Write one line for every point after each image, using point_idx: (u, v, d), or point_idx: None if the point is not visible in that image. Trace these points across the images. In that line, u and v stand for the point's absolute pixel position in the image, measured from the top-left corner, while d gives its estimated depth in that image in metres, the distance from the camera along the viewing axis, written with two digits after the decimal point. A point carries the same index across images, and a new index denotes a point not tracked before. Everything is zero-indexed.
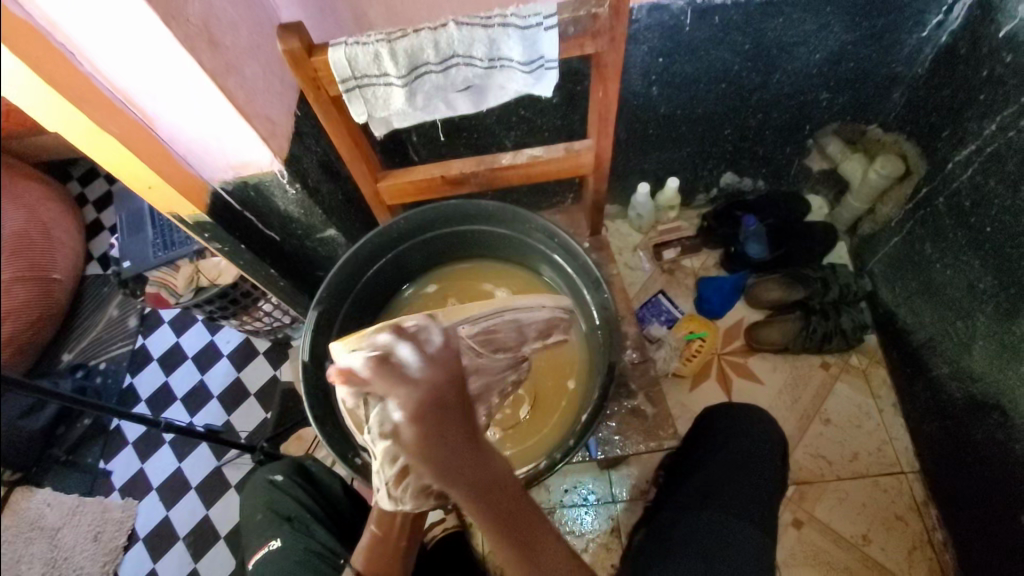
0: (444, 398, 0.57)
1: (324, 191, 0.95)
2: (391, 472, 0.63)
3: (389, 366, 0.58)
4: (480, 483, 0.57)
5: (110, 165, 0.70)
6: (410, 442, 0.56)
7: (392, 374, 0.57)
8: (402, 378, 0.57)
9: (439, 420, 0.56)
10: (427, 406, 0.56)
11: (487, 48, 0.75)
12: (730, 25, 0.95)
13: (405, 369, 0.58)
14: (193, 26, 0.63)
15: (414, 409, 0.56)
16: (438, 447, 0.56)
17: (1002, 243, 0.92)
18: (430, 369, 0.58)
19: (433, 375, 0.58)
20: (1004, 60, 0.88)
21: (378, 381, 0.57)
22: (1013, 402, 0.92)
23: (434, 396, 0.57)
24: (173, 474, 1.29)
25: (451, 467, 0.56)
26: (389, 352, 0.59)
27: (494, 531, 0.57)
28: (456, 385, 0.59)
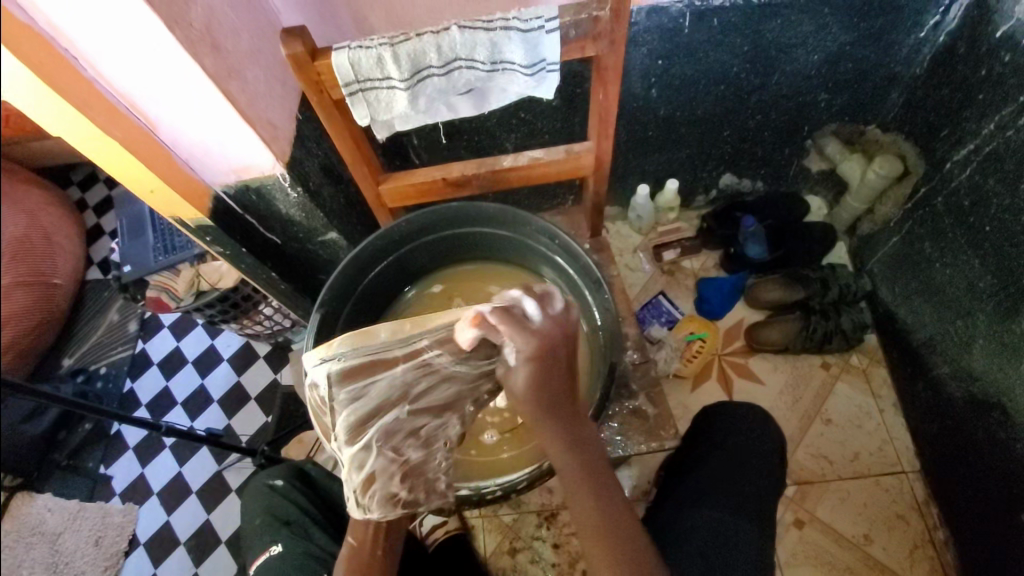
0: (558, 349, 0.60)
1: (325, 195, 0.96)
2: (357, 479, 0.67)
3: (513, 315, 0.59)
4: (577, 433, 0.62)
5: (113, 169, 0.70)
6: (524, 386, 0.60)
7: (515, 322, 0.58)
8: (524, 327, 0.58)
9: (550, 368, 0.59)
10: (542, 356, 0.58)
11: (489, 51, 0.75)
12: (729, 27, 0.95)
13: (527, 320, 0.59)
14: (196, 31, 0.63)
15: (534, 353, 0.58)
16: (543, 390, 0.60)
17: (1001, 242, 0.92)
18: (549, 324, 0.60)
19: (552, 328, 0.60)
20: (1002, 60, 0.88)
21: (502, 328, 0.59)
22: (1013, 400, 0.92)
23: (552, 346, 0.59)
24: (174, 478, 1.29)
25: (553, 408, 0.61)
26: (513, 304, 0.60)
27: (582, 483, 0.62)
28: (567, 346, 0.61)
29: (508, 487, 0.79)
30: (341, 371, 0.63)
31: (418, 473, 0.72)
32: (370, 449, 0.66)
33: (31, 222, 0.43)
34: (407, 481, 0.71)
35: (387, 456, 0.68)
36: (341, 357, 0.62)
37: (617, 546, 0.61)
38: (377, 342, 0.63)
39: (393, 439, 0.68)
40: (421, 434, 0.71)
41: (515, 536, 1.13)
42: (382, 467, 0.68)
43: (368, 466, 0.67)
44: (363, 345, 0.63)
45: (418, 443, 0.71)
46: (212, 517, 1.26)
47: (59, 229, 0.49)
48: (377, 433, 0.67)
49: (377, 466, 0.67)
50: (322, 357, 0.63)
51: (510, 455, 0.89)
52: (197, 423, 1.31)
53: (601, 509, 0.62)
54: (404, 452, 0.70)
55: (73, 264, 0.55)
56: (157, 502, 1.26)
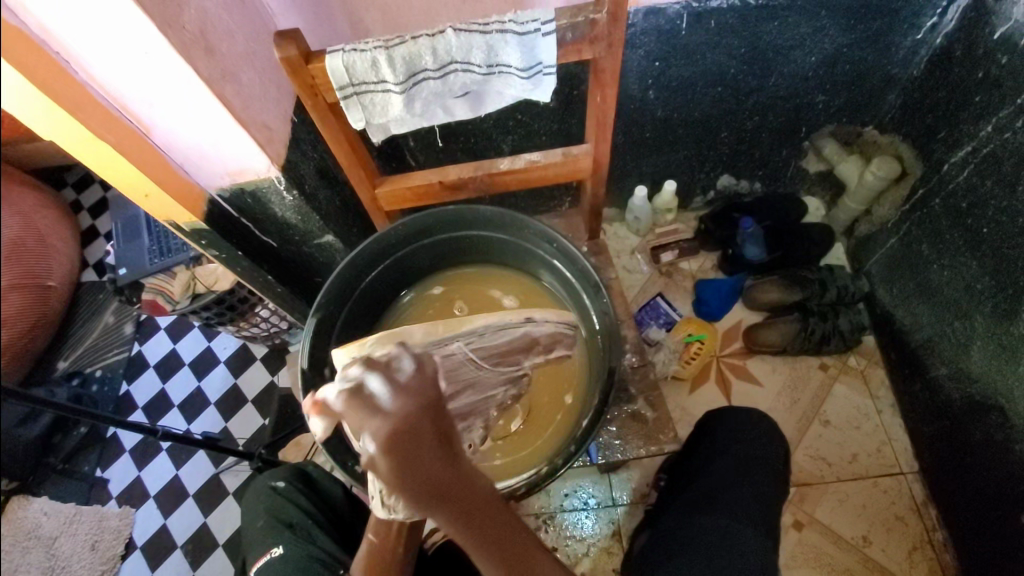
0: (420, 425, 0.52)
1: (321, 197, 0.95)
2: (389, 480, 0.60)
3: (359, 399, 0.52)
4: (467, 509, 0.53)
5: (106, 174, 0.69)
6: (388, 480, 0.52)
7: (361, 407, 0.52)
8: (373, 411, 0.51)
9: (417, 448, 0.51)
10: (402, 438, 0.51)
11: (485, 54, 0.75)
12: (726, 29, 0.95)
13: (374, 400, 0.52)
14: (189, 34, 0.63)
15: (387, 441, 0.51)
16: (418, 476, 0.51)
17: (999, 244, 0.92)
18: (403, 399, 0.52)
19: (405, 404, 0.52)
20: (999, 61, 0.88)
21: (352, 416, 0.52)
22: (1012, 402, 0.92)
23: (409, 424, 0.52)
24: (169, 481, 1.26)
25: (436, 493, 0.52)
26: (358, 383, 0.53)
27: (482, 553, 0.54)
28: (433, 411, 0.53)
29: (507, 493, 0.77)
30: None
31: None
32: None
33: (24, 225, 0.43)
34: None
35: None
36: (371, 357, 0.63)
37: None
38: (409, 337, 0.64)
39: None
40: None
41: None
42: None
43: None
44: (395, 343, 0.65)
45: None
46: (211, 519, 1.31)
47: (59, 229, 0.48)
48: None
49: None
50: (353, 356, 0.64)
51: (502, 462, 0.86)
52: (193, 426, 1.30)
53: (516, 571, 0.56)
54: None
55: (72, 266, 0.54)
56: (154, 506, 1.24)
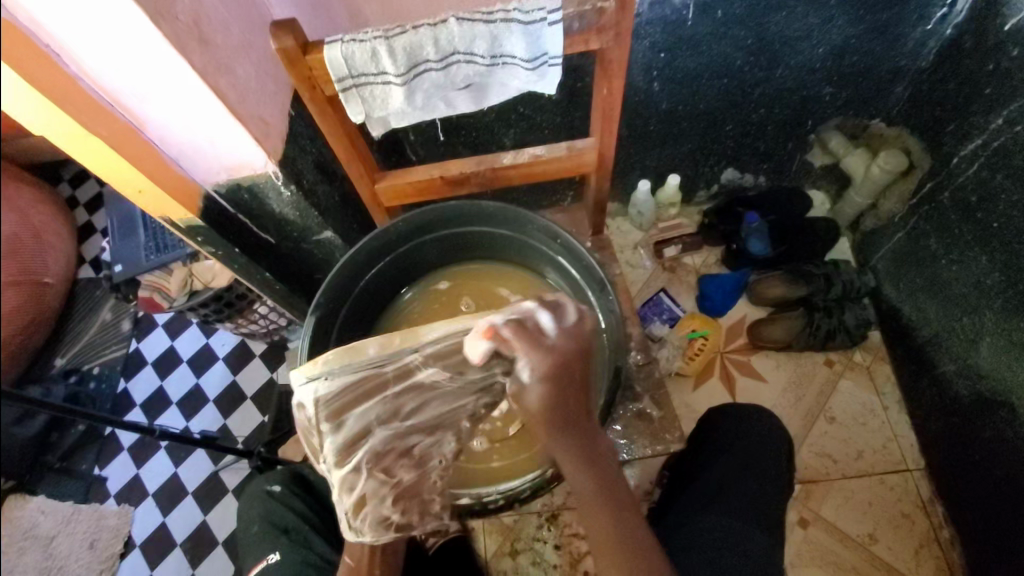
0: (573, 364, 0.62)
1: (320, 193, 0.94)
2: (347, 502, 0.63)
3: (528, 329, 0.61)
4: (590, 449, 0.63)
5: (99, 170, 0.68)
6: (537, 404, 0.61)
7: (527, 336, 0.60)
8: (540, 343, 0.60)
9: (565, 384, 0.61)
10: (558, 371, 0.60)
11: (489, 45, 0.73)
12: (733, 20, 0.93)
13: (542, 333, 0.61)
14: (182, 24, 0.61)
15: (548, 369, 0.60)
16: (561, 409, 0.61)
17: (1010, 238, 0.90)
18: (565, 338, 0.62)
19: (567, 342, 0.62)
20: (1010, 53, 0.86)
21: (519, 343, 0.60)
22: (1022, 398, 0.90)
23: (565, 362, 0.61)
24: (168, 479, 1.25)
25: (570, 427, 0.62)
26: (527, 317, 0.62)
27: (596, 499, 0.62)
28: (582, 357, 0.62)
29: (510, 495, 0.78)
30: (328, 393, 0.61)
31: (412, 495, 0.70)
32: (360, 471, 0.64)
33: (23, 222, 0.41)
34: (400, 504, 0.68)
35: (378, 479, 0.65)
36: (328, 378, 0.60)
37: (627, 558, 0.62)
38: (364, 358, 0.61)
39: (383, 460, 0.66)
40: (414, 454, 0.69)
41: (516, 538, 1.12)
42: (373, 490, 0.65)
43: (358, 488, 0.63)
44: (350, 362, 0.61)
45: (411, 463, 0.69)
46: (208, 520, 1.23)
47: (52, 225, 0.47)
48: (366, 456, 0.64)
49: (366, 489, 0.64)
50: (309, 376, 0.61)
51: (498, 464, 0.85)
52: (191, 425, 1.29)
53: (620, 529, 0.62)
54: (396, 473, 0.67)
55: (66, 262, 0.53)
56: (152, 505, 1.23)
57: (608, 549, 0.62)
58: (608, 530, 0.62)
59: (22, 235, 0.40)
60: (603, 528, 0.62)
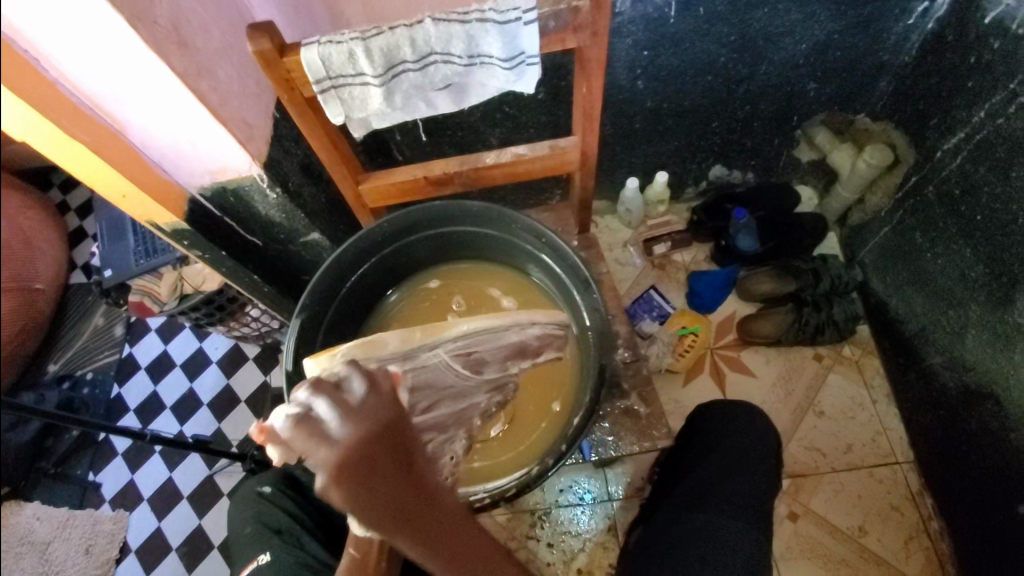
0: (378, 448, 0.50)
1: (306, 195, 0.94)
2: None
3: (307, 425, 0.48)
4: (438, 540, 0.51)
5: (82, 175, 0.68)
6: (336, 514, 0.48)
7: (310, 434, 0.48)
8: (318, 435, 0.48)
9: (374, 477, 0.48)
10: (352, 466, 0.48)
11: (466, 44, 0.73)
12: (715, 17, 0.93)
13: (323, 425, 0.49)
14: (162, 28, 0.61)
15: (336, 471, 0.47)
16: (382, 504, 0.48)
17: (994, 230, 0.91)
18: (351, 422, 0.49)
19: (352, 430, 0.49)
20: (992, 46, 0.87)
21: (297, 439, 0.48)
22: (1007, 389, 0.91)
23: (359, 452, 0.48)
24: (164, 483, 1.23)
25: (406, 519, 0.50)
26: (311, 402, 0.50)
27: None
28: (387, 427, 0.51)
29: (497, 494, 0.77)
30: None
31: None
32: None
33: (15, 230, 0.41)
34: None
35: None
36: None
37: None
38: (387, 350, 0.64)
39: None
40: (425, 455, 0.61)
41: (509, 536, 1.12)
42: None
43: None
44: (371, 353, 0.63)
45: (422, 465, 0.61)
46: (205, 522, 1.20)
47: (45, 229, 0.47)
48: None
49: None
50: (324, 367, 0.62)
51: (481, 464, 0.86)
52: (186, 428, 1.28)
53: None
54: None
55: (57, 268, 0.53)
56: (147, 509, 1.21)
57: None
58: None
59: (13, 242, 0.41)
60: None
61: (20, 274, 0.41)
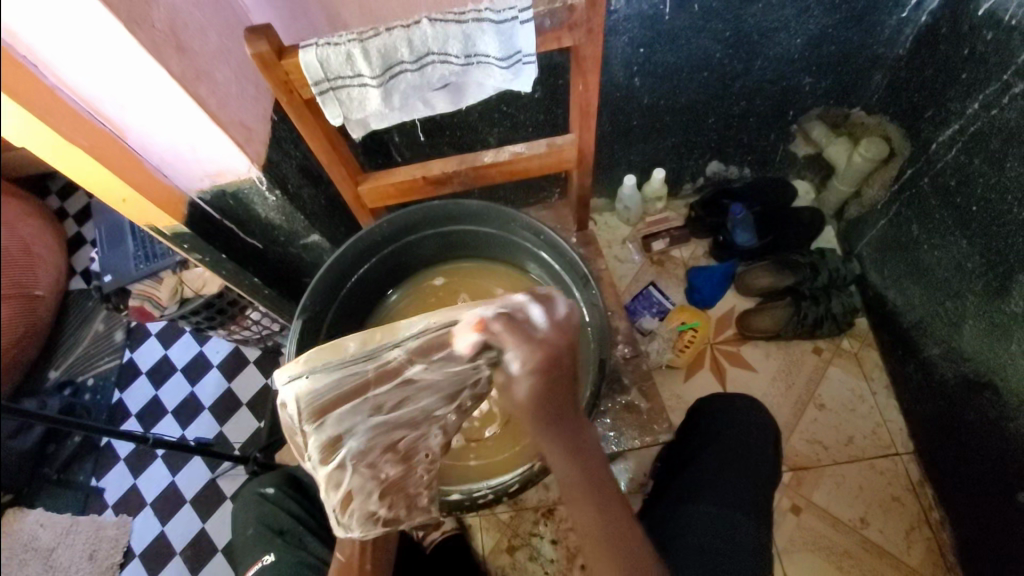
0: (564, 358, 0.60)
1: (305, 196, 0.95)
2: (336, 498, 0.64)
3: (516, 324, 0.59)
4: (576, 445, 0.63)
5: (81, 180, 0.68)
6: (524, 395, 0.60)
7: (518, 331, 0.58)
8: (528, 337, 0.59)
9: (555, 379, 0.60)
10: (549, 365, 0.59)
11: (462, 44, 0.73)
12: (710, 13, 0.94)
13: (532, 327, 0.59)
14: (160, 33, 0.62)
15: (536, 364, 0.59)
16: (547, 402, 0.61)
17: (990, 221, 0.92)
18: (557, 331, 0.60)
19: (559, 336, 0.60)
20: (985, 38, 0.87)
21: (507, 338, 0.58)
22: (1005, 378, 0.92)
23: (556, 355, 0.60)
24: (167, 487, 1.24)
25: (556, 417, 0.61)
26: (518, 309, 0.60)
27: (583, 494, 0.62)
28: (574, 350, 0.61)
29: (500, 490, 0.80)
30: (310, 391, 0.58)
31: (398, 490, 0.71)
32: (345, 467, 0.64)
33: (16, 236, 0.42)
34: (386, 499, 0.70)
35: (364, 473, 0.66)
36: (310, 377, 0.58)
37: (613, 552, 0.62)
38: (345, 355, 0.59)
39: (368, 456, 0.66)
40: (399, 450, 0.69)
41: (513, 534, 1.12)
42: (360, 485, 0.66)
43: (344, 484, 0.64)
44: (331, 359, 0.58)
45: (396, 459, 0.69)
46: (207, 526, 1.20)
47: (45, 234, 0.47)
48: (350, 452, 0.64)
49: (353, 484, 0.65)
50: (291, 375, 0.58)
51: (475, 463, 0.89)
52: (188, 432, 1.29)
53: (603, 526, 0.63)
54: (382, 469, 0.68)
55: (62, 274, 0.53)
56: (151, 513, 1.21)
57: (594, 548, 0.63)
58: (595, 525, 0.63)
59: (15, 249, 0.41)
60: (589, 518, 0.63)
61: (21, 280, 0.42)
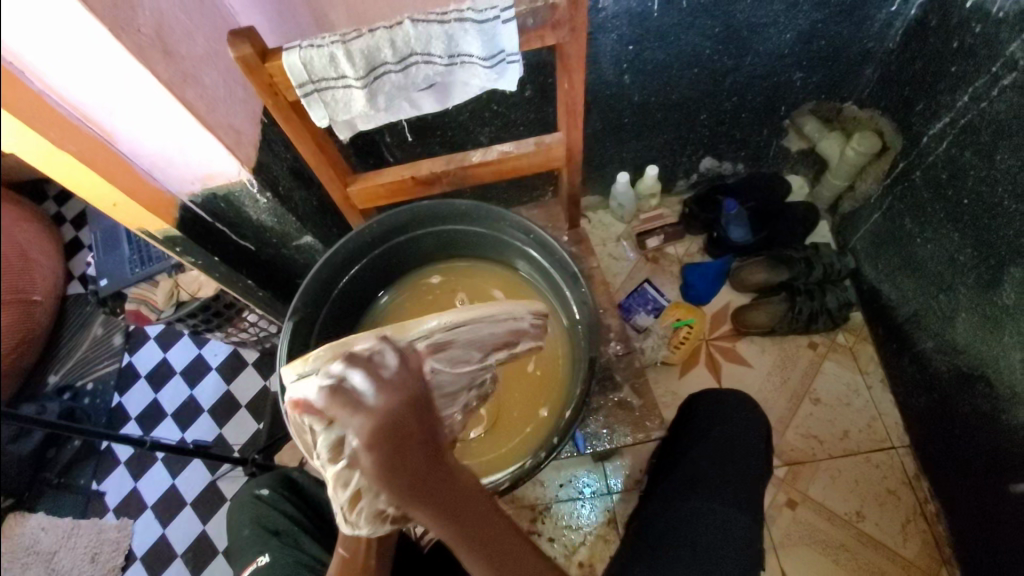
0: (407, 421, 0.53)
1: (296, 198, 0.95)
2: (344, 496, 0.62)
3: (341, 396, 0.53)
4: (454, 512, 0.54)
5: (70, 185, 0.68)
6: (370, 474, 0.52)
7: (344, 404, 0.53)
8: (357, 407, 0.52)
9: (403, 446, 0.52)
10: (386, 432, 0.51)
11: (446, 44, 0.74)
12: (698, 10, 0.94)
13: (360, 395, 0.53)
14: (146, 37, 0.62)
15: (372, 439, 0.51)
16: (406, 475, 0.52)
17: (980, 214, 0.92)
18: (389, 392, 0.53)
19: (392, 399, 0.53)
20: (973, 31, 0.87)
21: (336, 410, 0.53)
22: (998, 370, 0.92)
23: (394, 422, 0.52)
24: (167, 490, 1.24)
25: (427, 489, 0.53)
26: (341, 379, 0.54)
27: (471, 554, 0.55)
28: (420, 405, 0.54)
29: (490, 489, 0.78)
30: (317, 384, 0.60)
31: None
32: (355, 466, 0.62)
33: (13, 243, 0.42)
34: (399, 496, 0.63)
35: (374, 470, 0.62)
36: (319, 370, 0.60)
37: None
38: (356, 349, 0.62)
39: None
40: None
41: None
42: (370, 482, 0.62)
43: (353, 482, 0.62)
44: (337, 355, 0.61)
45: None
46: (208, 528, 1.20)
47: (41, 239, 0.47)
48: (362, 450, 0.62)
49: (363, 482, 0.62)
50: (299, 372, 0.61)
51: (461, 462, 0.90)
52: (187, 435, 1.29)
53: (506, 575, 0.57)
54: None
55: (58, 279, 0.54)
56: (152, 516, 1.22)
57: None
58: None
59: (11, 256, 0.41)
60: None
61: (17, 287, 0.42)
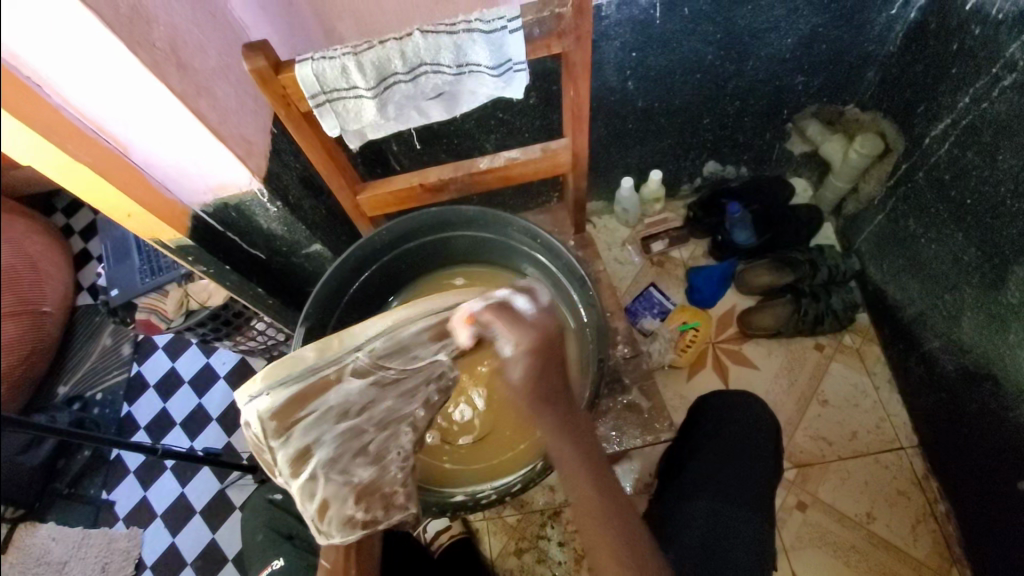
0: (555, 340, 0.64)
1: (306, 207, 0.97)
2: (312, 508, 0.65)
3: (509, 312, 0.63)
4: (571, 423, 0.67)
5: (85, 197, 0.68)
6: (520, 377, 0.63)
7: (509, 319, 0.62)
8: (519, 322, 0.62)
9: (548, 359, 0.64)
10: (542, 344, 0.63)
11: (454, 55, 0.75)
12: (700, 16, 0.95)
13: (522, 314, 0.63)
14: (159, 52, 0.64)
15: (531, 347, 0.62)
16: (544, 382, 0.64)
17: (984, 213, 0.92)
18: (543, 316, 0.64)
19: (544, 320, 0.65)
20: (973, 32, 0.88)
21: (499, 324, 0.63)
22: (1006, 369, 0.92)
23: (548, 336, 0.64)
24: (177, 498, 1.25)
25: (554, 397, 0.65)
26: (505, 301, 0.64)
27: (580, 467, 0.66)
28: (561, 333, 0.65)
29: (503, 490, 0.84)
30: (272, 407, 0.58)
31: (373, 491, 0.71)
32: (317, 478, 0.65)
33: (23, 258, 0.43)
34: (362, 501, 0.70)
35: (338, 480, 0.67)
36: (272, 393, 0.58)
37: (607, 522, 0.66)
38: (307, 362, 0.60)
39: (339, 463, 0.67)
40: (369, 451, 0.71)
41: (521, 536, 1.13)
42: (335, 492, 0.67)
43: (318, 493, 0.65)
44: (289, 373, 0.59)
45: (368, 461, 0.70)
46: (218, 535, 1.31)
47: (50, 251, 0.48)
48: (320, 464, 0.65)
49: (328, 492, 0.66)
50: (251, 394, 0.57)
51: (450, 466, 0.89)
52: (197, 443, 1.29)
53: (602, 497, 0.66)
54: (354, 473, 0.69)
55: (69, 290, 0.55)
56: (163, 524, 1.21)
57: (593, 527, 0.66)
58: (595, 508, 0.66)
59: (22, 269, 0.42)
60: (590, 496, 0.66)
61: (26, 299, 0.43)
